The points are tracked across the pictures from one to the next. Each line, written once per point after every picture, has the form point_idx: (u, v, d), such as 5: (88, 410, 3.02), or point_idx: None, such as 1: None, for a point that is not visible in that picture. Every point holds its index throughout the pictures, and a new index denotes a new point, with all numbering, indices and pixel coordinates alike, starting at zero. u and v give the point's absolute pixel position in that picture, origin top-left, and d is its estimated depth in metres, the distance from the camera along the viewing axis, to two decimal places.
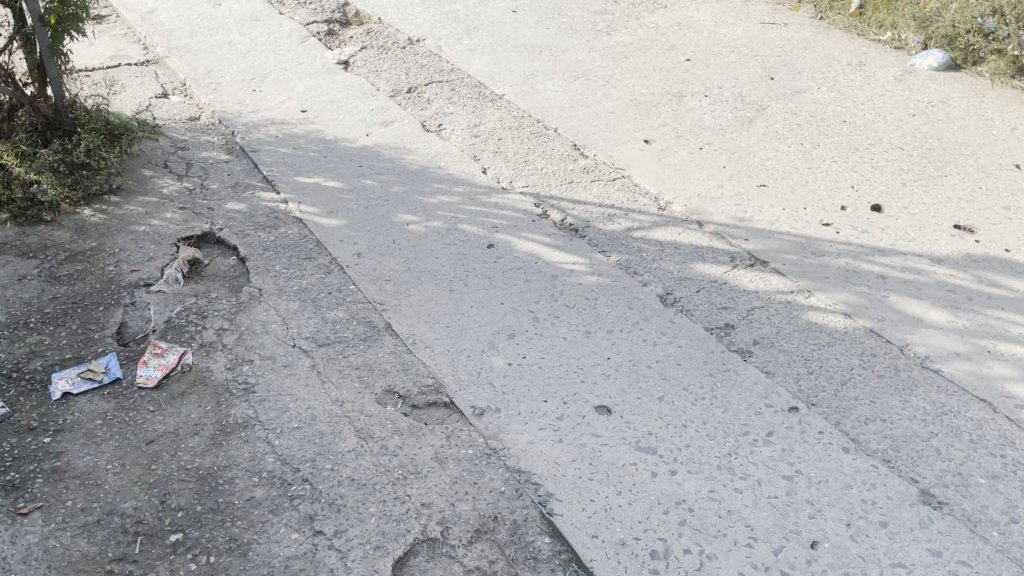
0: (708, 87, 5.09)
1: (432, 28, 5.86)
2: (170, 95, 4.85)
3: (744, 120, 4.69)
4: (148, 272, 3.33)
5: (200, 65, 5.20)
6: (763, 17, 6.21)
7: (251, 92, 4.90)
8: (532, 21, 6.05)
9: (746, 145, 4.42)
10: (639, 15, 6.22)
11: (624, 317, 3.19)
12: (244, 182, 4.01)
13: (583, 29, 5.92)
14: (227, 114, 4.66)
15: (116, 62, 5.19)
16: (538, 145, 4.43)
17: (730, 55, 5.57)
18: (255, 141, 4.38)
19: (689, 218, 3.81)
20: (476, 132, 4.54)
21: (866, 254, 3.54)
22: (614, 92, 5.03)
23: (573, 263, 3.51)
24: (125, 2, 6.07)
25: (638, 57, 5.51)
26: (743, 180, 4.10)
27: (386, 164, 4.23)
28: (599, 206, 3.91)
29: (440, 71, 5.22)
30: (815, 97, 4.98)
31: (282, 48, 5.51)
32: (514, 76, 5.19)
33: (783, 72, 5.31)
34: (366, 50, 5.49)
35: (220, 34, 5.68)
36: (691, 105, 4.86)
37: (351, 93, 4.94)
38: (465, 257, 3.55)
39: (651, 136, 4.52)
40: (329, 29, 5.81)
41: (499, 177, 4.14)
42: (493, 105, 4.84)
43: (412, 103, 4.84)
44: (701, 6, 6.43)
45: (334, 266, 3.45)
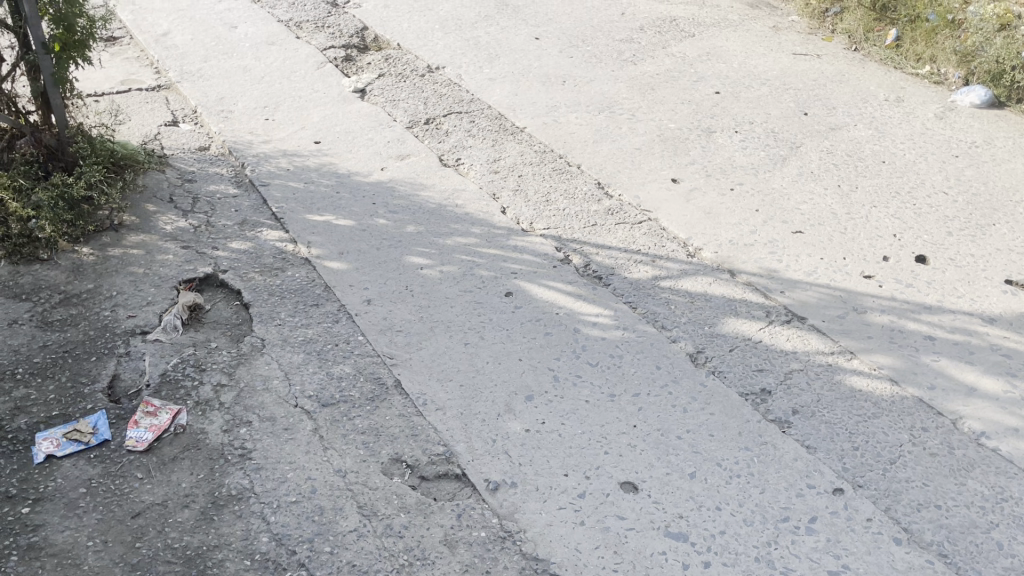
0: (739, 122, 4.87)
1: (452, 55, 5.68)
2: (180, 123, 4.69)
3: (778, 159, 4.46)
4: (145, 318, 3.14)
5: (213, 92, 5.04)
6: (795, 48, 5.99)
7: (264, 121, 4.73)
8: (555, 49, 5.86)
9: (779, 187, 4.19)
10: (666, 44, 6.02)
11: (652, 379, 2.95)
12: (251, 220, 3.83)
13: (608, 58, 5.73)
14: (238, 143, 4.48)
15: (126, 87, 5.04)
16: (561, 183, 4.23)
17: (761, 87, 5.35)
18: (265, 173, 4.20)
19: (720, 266, 3.58)
20: (495, 168, 4.34)
21: (912, 312, 3.30)
22: (640, 126, 4.82)
23: (597, 316, 3.28)
24: (140, 24, 5.94)
25: (666, 88, 5.30)
26: (778, 225, 3.87)
27: (400, 201, 4.03)
28: (624, 251, 3.69)
29: (460, 101, 5.04)
30: (852, 135, 4.75)
31: (297, 74, 5.34)
32: (537, 108, 5.00)
33: (817, 107, 5.08)
34: (384, 78, 5.33)
35: (234, 58, 5.52)
36: (721, 142, 4.64)
37: (367, 123, 4.76)
38: (481, 306, 3.34)
39: (680, 175, 4.30)
40: (347, 55, 5.65)
41: (519, 217, 3.93)
42: (513, 139, 4.64)
43: (430, 135, 4.65)
44: (730, 35, 6.23)
45: (342, 315, 3.24)
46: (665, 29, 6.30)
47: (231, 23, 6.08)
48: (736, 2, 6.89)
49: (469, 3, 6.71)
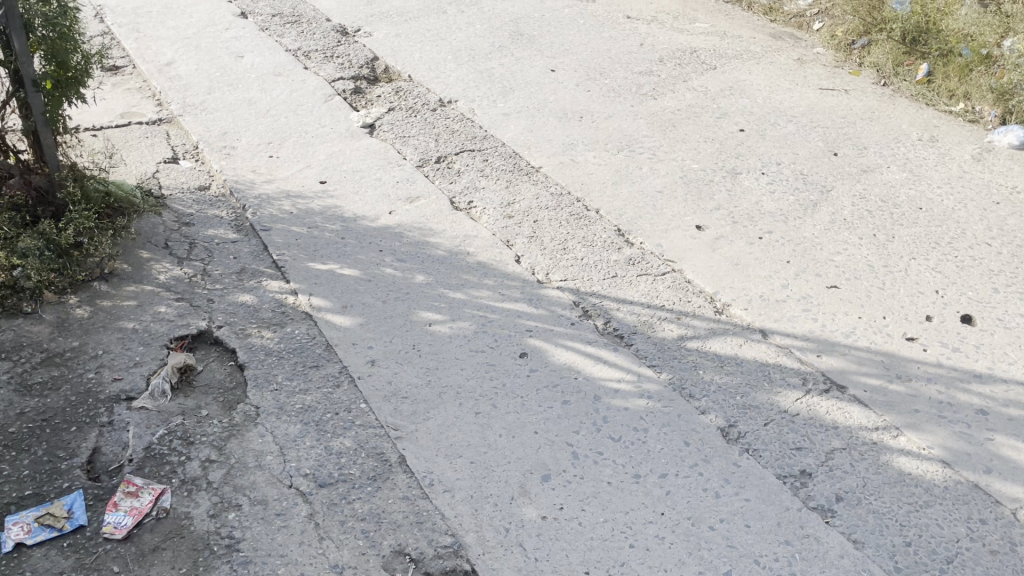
0: (766, 163, 4.64)
1: (465, 88, 5.48)
2: (180, 160, 4.50)
3: (808, 204, 4.22)
4: (131, 382, 2.92)
5: (216, 126, 4.85)
6: (821, 82, 5.77)
7: (267, 158, 4.53)
8: (572, 81, 5.65)
9: (811, 236, 3.95)
10: (687, 77, 5.81)
11: (679, 457, 2.70)
12: (250, 269, 3.61)
13: (627, 93, 5.51)
14: (240, 183, 4.28)
15: (127, 121, 4.86)
16: (579, 229, 4.00)
17: (787, 125, 5.12)
18: (267, 216, 3.99)
19: (751, 326, 3.34)
20: (509, 212, 4.12)
21: (960, 381, 3.05)
22: (661, 166, 4.59)
23: (618, 381, 3.04)
24: (143, 53, 5.77)
25: (687, 125, 5.08)
26: (811, 279, 3.63)
27: (409, 248, 3.81)
28: (647, 307, 3.44)
29: (473, 138, 4.83)
30: (885, 178, 4.51)
31: (304, 107, 5.15)
32: (552, 146, 4.78)
33: (847, 146, 4.85)
34: (394, 113, 5.13)
35: (239, 89, 5.33)
36: (747, 184, 4.41)
37: (375, 161, 4.55)
38: (494, 368, 3.09)
39: (704, 221, 4.06)
40: (356, 87, 5.47)
41: (534, 267, 3.70)
42: (528, 180, 4.42)
43: (441, 175, 4.44)
44: (753, 68, 6.01)
45: (344, 378, 3.00)
46: (685, 61, 6.09)
47: (238, 52, 5.90)
48: (758, 33, 6.69)
49: (482, 32, 6.53)
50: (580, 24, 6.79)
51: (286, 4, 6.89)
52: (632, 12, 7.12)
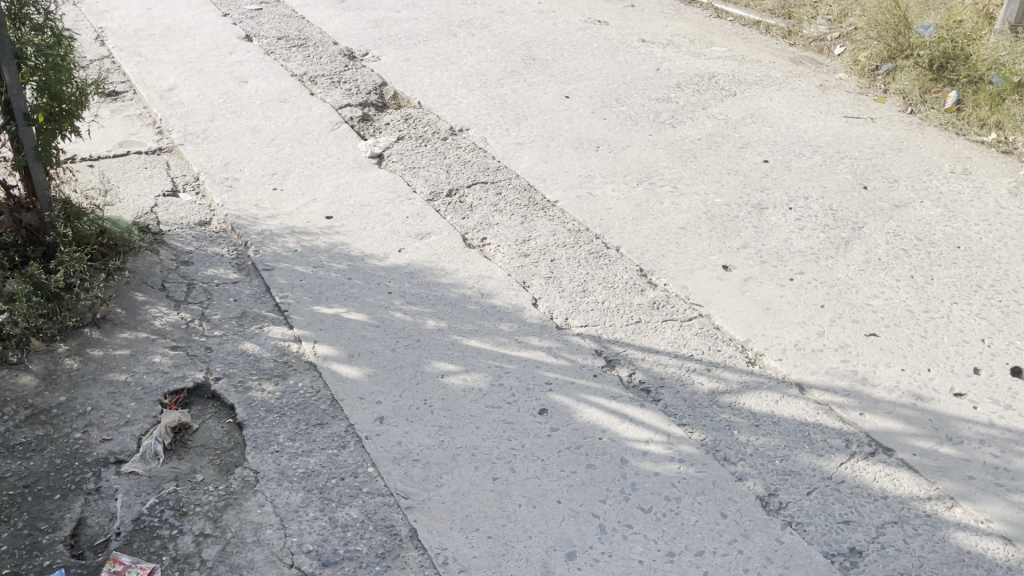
0: (793, 197, 4.43)
1: (477, 116, 5.29)
2: (180, 193, 4.31)
3: (840, 243, 4.01)
4: (121, 443, 2.70)
5: (218, 156, 4.66)
6: (845, 110, 5.57)
7: (271, 191, 4.33)
8: (588, 109, 5.46)
9: (845, 279, 3.74)
10: (706, 104, 5.61)
11: (716, 531, 2.48)
12: (251, 313, 3.40)
13: (644, 121, 5.32)
14: (242, 218, 4.08)
15: (125, 151, 4.67)
16: (598, 268, 3.78)
17: (813, 155, 4.91)
18: (270, 255, 3.78)
19: (787, 379, 3.12)
20: (525, 250, 3.91)
21: (1016, 443, 2.84)
22: (683, 200, 4.38)
23: (647, 442, 2.81)
24: (144, 79, 5.59)
25: (709, 156, 4.87)
26: (848, 327, 3.41)
27: (420, 288, 3.59)
28: (674, 356, 3.22)
29: (486, 169, 4.63)
30: (919, 214, 4.30)
31: (310, 136, 4.96)
32: (568, 178, 4.58)
33: (877, 179, 4.64)
34: (403, 142, 4.94)
35: (243, 117, 5.14)
36: (774, 220, 4.20)
37: (384, 194, 4.35)
38: (512, 426, 2.86)
39: (731, 261, 3.85)
40: (364, 115, 5.29)
41: (553, 311, 3.49)
42: (544, 214, 4.21)
43: (453, 210, 4.24)
44: (774, 94, 5.81)
45: (351, 438, 2.78)
46: (703, 87, 5.90)
47: (242, 77, 5.72)
48: (778, 57, 6.50)
49: (494, 55, 6.35)
50: (594, 48, 6.61)
51: (292, 27, 6.73)
52: (646, 35, 6.94)
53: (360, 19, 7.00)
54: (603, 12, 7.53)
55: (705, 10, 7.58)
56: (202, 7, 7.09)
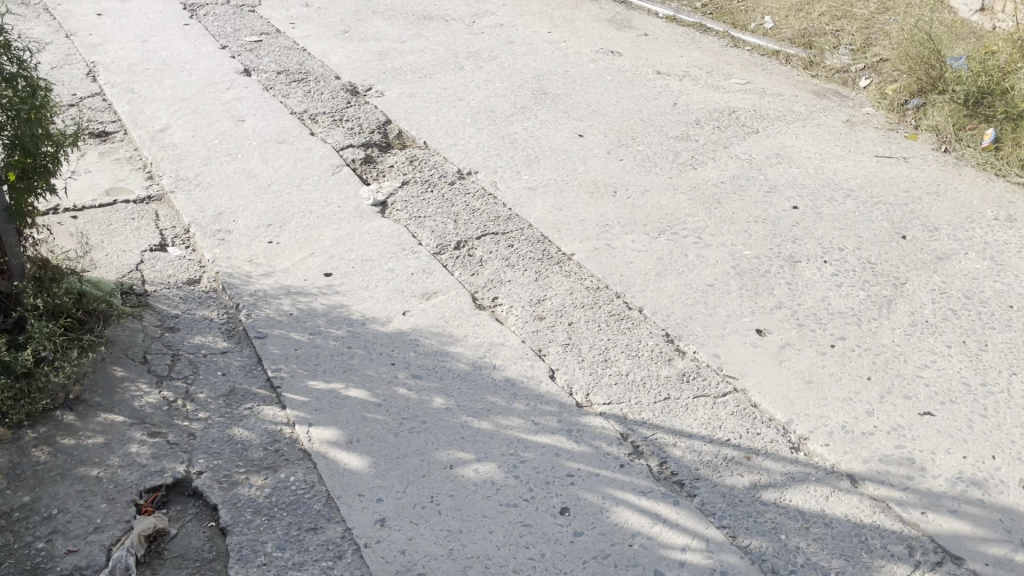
0: (827, 249, 4.11)
1: (486, 157, 5.01)
2: (168, 247, 4.02)
3: (881, 303, 3.71)
4: (88, 556, 2.40)
5: (211, 204, 4.37)
6: (875, 148, 5.27)
7: (266, 244, 4.03)
8: (603, 149, 5.17)
9: (890, 346, 3.42)
10: (728, 143, 5.31)
11: None
12: (240, 390, 3.09)
13: (663, 162, 5.02)
14: (234, 276, 3.78)
15: (112, 199, 4.39)
16: (620, 333, 3.47)
17: (845, 200, 4.60)
18: (263, 319, 3.48)
19: (836, 470, 2.80)
20: (540, 312, 3.59)
21: None
22: (709, 253, 4.07)
23: (683, 550, 2.50)
24: (136, 118, 5.32)
25: (734, 201, 4.56)
26: (899, 405, 3.09)
27: (427, 357, 3.28)
28: (709, 441, 2.90)
29: (496, 218, 4.33)
30: (966, 268, 3.99)
31: (309, 181, 4.67)
32: (585, 227, 4.28)
33: (915, 227, 4.34)
34: (408, 187, 4.65)
35: (238, 160, 4.85)
36: (809, 275, 3.89)
37: (387, 247, 4.05)
38: (530, 530, 2.54)
39: (765, 324, 3.53)
40: (366, 156, 5.01)
41: (572, 385, 3.16)
42: (560, 269, 3.91)
43: (462, 265, 3.93)
44: (798, 131, 5.51)
45: (348, 546, 2.47)
46: (724, 123, 5.60)
47: (239, 115, 5.44)
48: (800, 90, 6.21)
49: (503, 90, 6.06)
50: (607, 80, 6.32)
51: (293, 60, 6.46)
52: (661, 67, 6.64)
53: (363, 51, 6.73)
54: (615, 41, 7.25)
55: (721, 39, 7.30)
56: (200, 39, 6.83)
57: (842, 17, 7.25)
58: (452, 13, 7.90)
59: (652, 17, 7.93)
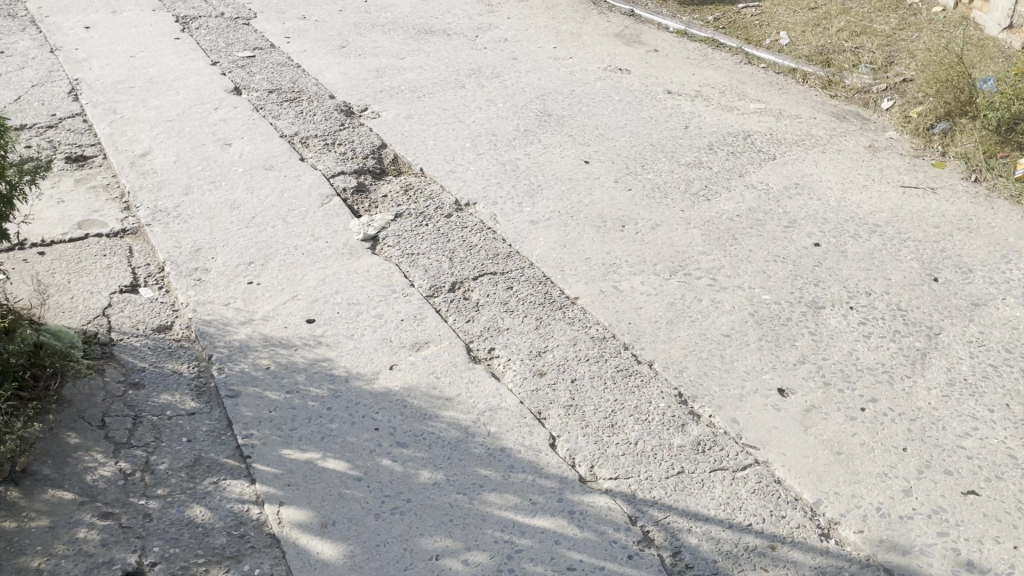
0: (853, 293, 3.80)
1: (486, 186, 4.71)
2: (140, 288, 3.73)
3: (914, 358, 3.39)
4: None
5: (189, 239, 4.07)
6: (901, 177, 4.96)
7: (246, 286, 3.73)
8: (610, 177, 4.86)
9: (927, 410, 3.11)
10: (743, 170, 5.01)
11: None
12: (206, 460, 2.78)
13: (674, 191, 4.71)
14: (209, 322, 3.48)
15: (83, 233, 4.10)
16: (628, 392, 3.15)
17: (871, 236, 4.28)
18: (236, 375, 3.18)
19: (871, 564, 2.49)
20: (541, 365, 3.28)
21: None
22: (726, 296, 3.75)
23: None
24: (116, 141, 5.04)
25: (750, 237, 4.25)
26: (939, 483, 2.78)
27: (416, 421, 2.97)
28: (729, 526, 2.58)
29: (495, 256, 4.03)
30: (1005, 315, 3.68)
31: (296, 212, 4.37)
32: (590, 267, 3.97)
33: (948, 268, 4.02)
34: (402, 220, 4.35)
35: (221, 188, 4.56)
36: (834, 324, 3.58)
37: (376, 289, 3.75)
38: None
39: (788, 383, 3.21)
40: (358, 184, 4.71)
41: (575, 455, 2.85)
42: (563, 316, 3.60)
43: (456, 309, 3.63)
44: (818, 158, 5.20)
45: None
46: (739, 149, 5.29)
47: (225, 138, 5.15)
48: (819, 112, 5.89)
49: (505, 110, 5.76)
50: (615, 101, 6.02)
51: (286, 77, 6.17)
52: (672, 86, 6.33)
53: (360, 68, 6.44)
54: (624, 58, 6.94)
55: (735, 55, 6.99)
56: (190, 54, 6.55)
57: (862, 33, 6.93)
58: (455, 26, 7.61)
59: (662, 31, 7.63)
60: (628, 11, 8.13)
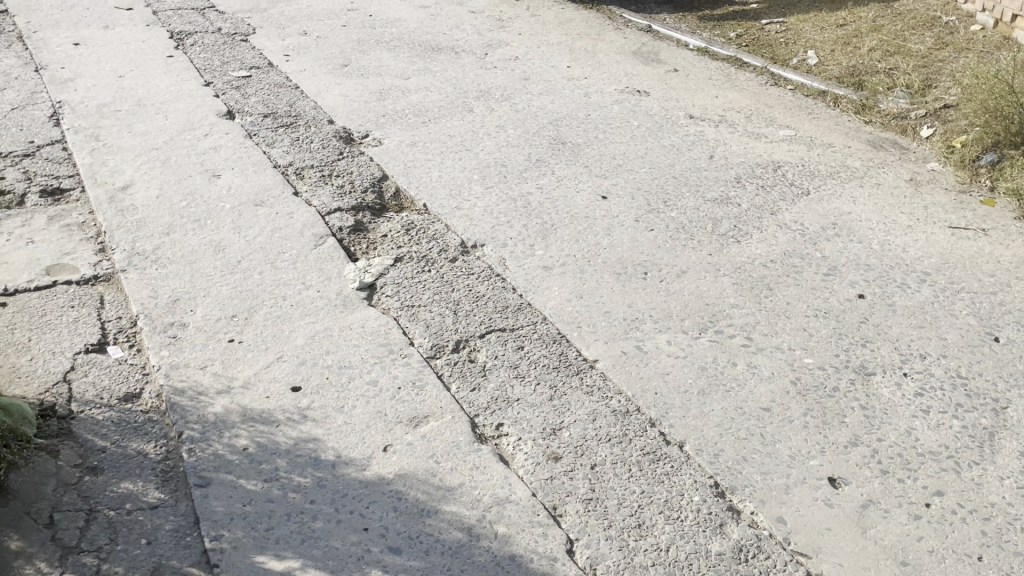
0: (907, 357, 3.39)
1: (495, 226, 4.31)
2: (108, 347, 3.34)
3: (982, 439, 2.97)
4: None
5: (166, 288, 3.69)
6: (947, 217, 4.54)
7: (227, 345, 3.35)
8: (630, 215, 4.46)
9: (1001, 507, 2.70)
10: (775, 206, 4.60)
11: None
12: (167, 569, 2.40)
13: (700, 232, 4.31)
14: (182, 389, 3.09)
15: (52, 281, 3.73)
16: (657, 482, 2.74)
17: (920, 287, 3.87)
18: (208, 458, 2.78)
19: None
20: (556, 446, 2.87)
21: None
22: (763, 360, 3.34)
23: None
24: (97, 173, 4.67)
25: (786, 287, 3.84)
26: None
27: (412, 520, 2.57)
28: None
29: (504, 309, 3.63)
30: None
31: (286, 255, 3.98)
32: (610, 323, 3.57)
33: (1010, 325, 3.60)
34: (402, 266, 3.96)
35: (205, 227, 4.18)
36: (887, 395, 3.17)
37: (371, 349, 3.35)
38: None
39: (839, 471, 2.80)
40: (356, 222, 4.32)
41: (598, 566, 2.44)
42: (580, 382, 3.20)
43: (461, 374, 3.23)
44: (856, 193, 4.78)
45: None
46: (769, 182, 4.89)
47: (214, 169, 4.77)
48: (854, 140, 5.48)
49: (516, 137, 5.37)
50: (634, 127, 5.62)
51: (282, 100, 5.79)
52: (694, 110, 5.93)
53: (362, 89, 6.06)
54: (642, 78, 6.55)
55: (760, 76, 6.59)
56: (182, 74, 6.19)
57: (896, 53, 6.52)
58: (463, 43, 7.23)
59: (681, 49, 7.24)
60: (645, 26, 7.73)
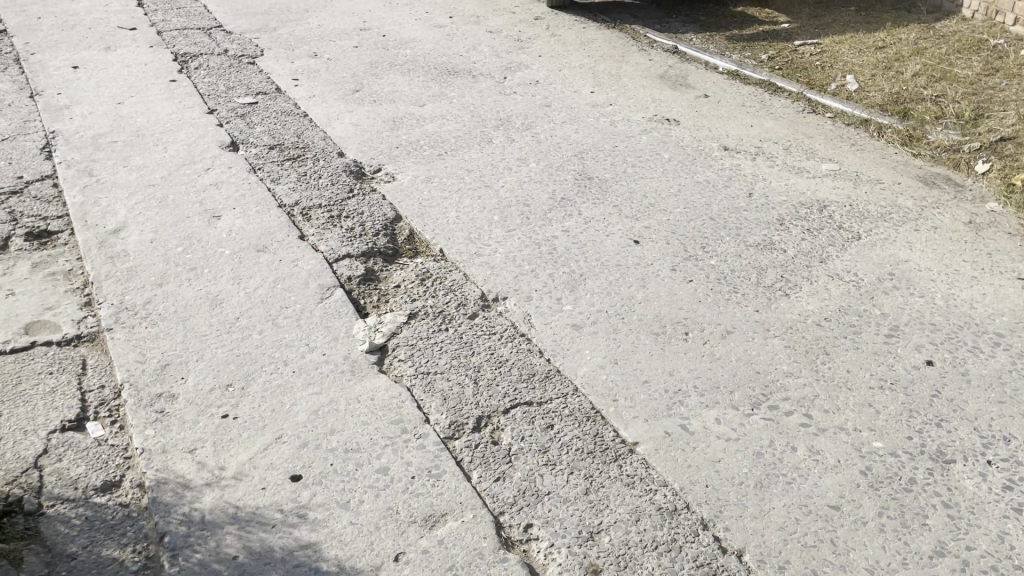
0: (989, 440, 2.98)
1: (519, 275, 3.93)
2: (88, 424, 2.98)
3: None
4: None
5: (156, 351, 3.32)
6: (1015, 266, 4.14)
7: (220, 421, 2.97)
8: (666, 263, 4.07)
9: None
10: (824, 252, 4.20)
11: None
12: None
13: (745, 283, 3.92)
14: (166, 479, 2.71)
15: (29, 342, 3.37)
16: None
17: (995, 352, 3.47)
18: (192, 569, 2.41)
19: None
20: (595, 555, 2.49)
21: None
22: (826, 443, 2.94)
23: None
24: (88, 213, 4.32)
25: (845, 351, 3.44)
26: None
27: None
28: None
29: (531, 377, 3.25)
30: None
31: (290, 311, 3.61)
32: (650, 395, 3.18)
33: None
34: (416, 323, 3.58)
35: (202, 278, 3.81)
36: (972, 490, 2.76)
37: (382, 428, 2.97)
38: None
39: None
40: (366, 270, 3.95)
41: None
42: (620, 472, 2.80)
43: (484, 460, 2.84)
44: (912, 236, 4.38)
45: None
46: (815, 223, 4.49)
47: (214, 209, 4.42)
48: (903, 175, 5.08)
49: (538, 172, 4.99)
50: (665, 159, 5.24)
51: (290, 129, 5.44)
52: (728, 141, 5.54)
53: (374, 117, 5.70)
54: (670, 105, 6.17)
55: (796, 102, 6.19)
56: (185, 100, 5.85)
57: (943, 78, 6.12)
58: (481, 66, 6.87)
59: (711, 71, 6.85)
60: (671, 46, 7.35)
